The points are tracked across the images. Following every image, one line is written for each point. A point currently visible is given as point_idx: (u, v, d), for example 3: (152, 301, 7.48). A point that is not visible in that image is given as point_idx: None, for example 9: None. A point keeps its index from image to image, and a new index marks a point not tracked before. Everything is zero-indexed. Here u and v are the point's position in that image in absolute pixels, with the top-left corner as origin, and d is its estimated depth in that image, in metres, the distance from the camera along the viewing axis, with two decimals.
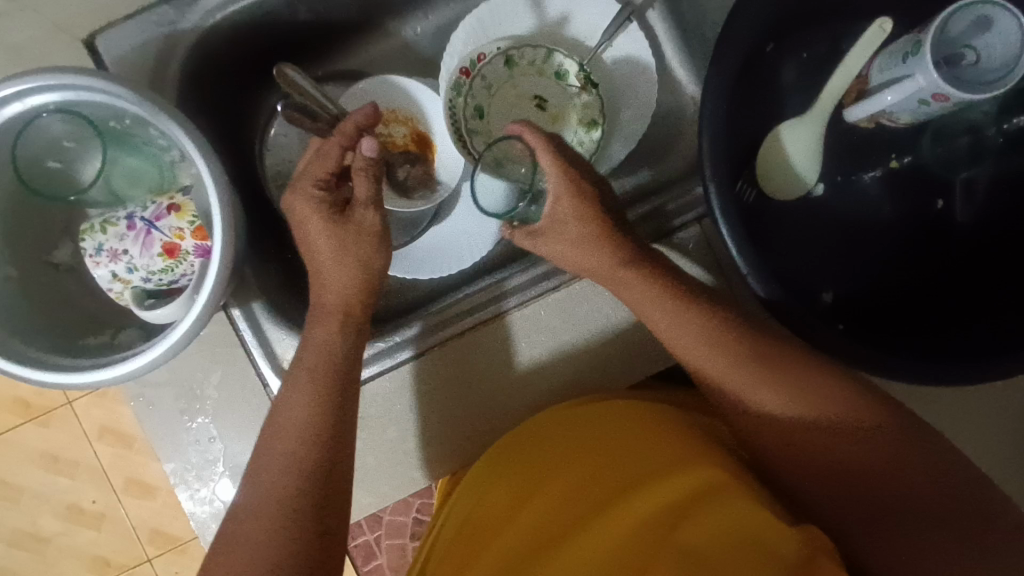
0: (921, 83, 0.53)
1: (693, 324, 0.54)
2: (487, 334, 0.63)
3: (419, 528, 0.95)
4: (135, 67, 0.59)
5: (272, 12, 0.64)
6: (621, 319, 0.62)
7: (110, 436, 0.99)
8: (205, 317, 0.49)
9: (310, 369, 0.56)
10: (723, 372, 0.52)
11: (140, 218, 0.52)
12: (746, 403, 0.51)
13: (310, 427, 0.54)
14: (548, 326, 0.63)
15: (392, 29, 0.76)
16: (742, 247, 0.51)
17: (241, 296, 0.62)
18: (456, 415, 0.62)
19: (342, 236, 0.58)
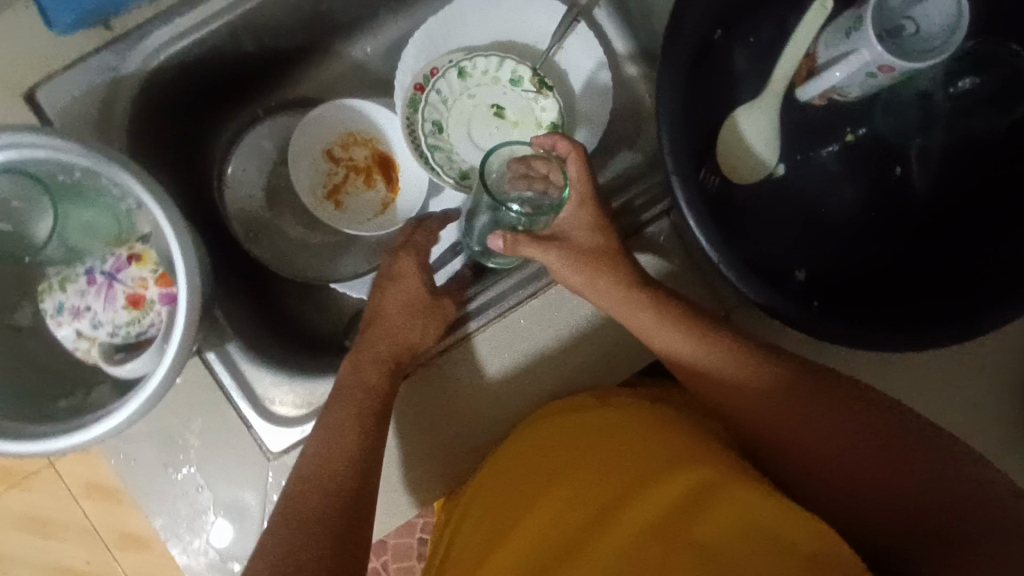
0: (866, 57, 0.54)
1: (683, 325, 0.54)
2: (472, 349, 0.62)
3: (424, 548, 0.94)
4: (80, 117, 0.57)
5: (216, 48, 0.63)
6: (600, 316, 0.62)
7: (100, 493, 0.96)
8: (178, 366, 0.48)
9: (338, 428, 0.55)
10: (711, 368, 0.53)
11: (100, 272, 0.52)
12: (736, 393, 0.52)
13: (332, 477, 0.53)
14: (529, 334, 0.62)
15: (342, 51, 0.75)
16: (712, 238, 0.51)
17: (215, 339, 0.61)
18: (447, 433, 0.62)
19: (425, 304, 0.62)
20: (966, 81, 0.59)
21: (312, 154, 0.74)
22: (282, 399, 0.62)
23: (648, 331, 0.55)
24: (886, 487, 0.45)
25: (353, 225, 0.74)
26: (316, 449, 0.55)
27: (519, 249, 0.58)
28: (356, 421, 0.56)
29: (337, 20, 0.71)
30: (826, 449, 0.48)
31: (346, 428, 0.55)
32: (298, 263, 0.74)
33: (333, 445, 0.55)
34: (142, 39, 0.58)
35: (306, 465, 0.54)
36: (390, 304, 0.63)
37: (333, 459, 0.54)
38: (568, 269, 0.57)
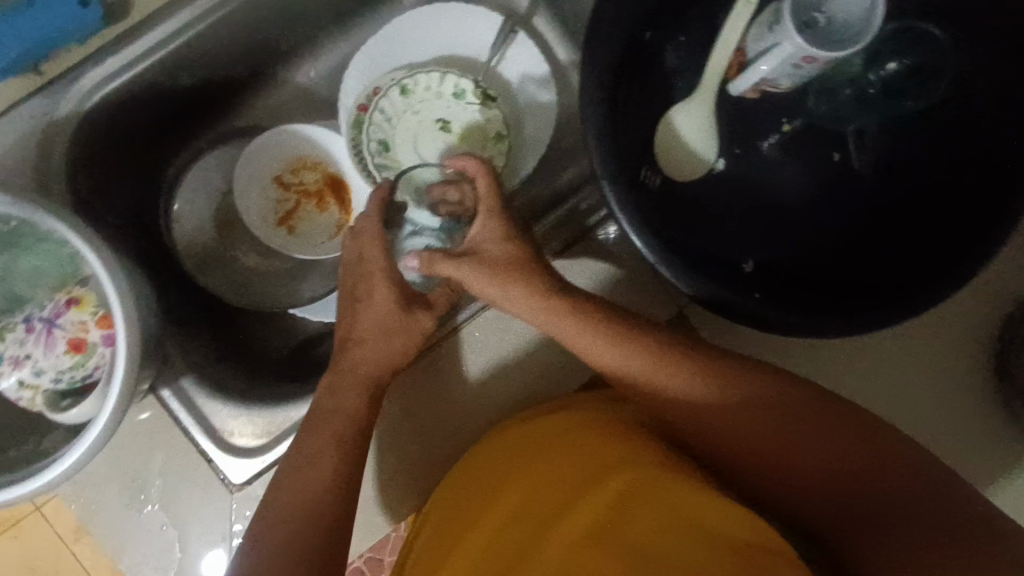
0: (789, 50, 0.55)
1: (630, 346, 0.54)
2: (439, 358, 0.64)
3: None
4: (17, 165, 0.57)
5: (151, 86, 0.63)
6: None
7: (79, 536, 0.95)
8: (122, 408, 0.48)
9: (317, 449, 0.53)
10: (652, 378, 0.53)
11: (39, 318, 0.52)
12: (678, 401, 0.52)
13: (319, 498, 0.51)
14: (495, 340, 0.64)
15: (284, 77, 0.76)
16: (650, 246, 0.52)
17: (168, 376, 0.61)
18: (417, 444, 0.63)
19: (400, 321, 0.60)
20: (890, 65, 0.59)
21: (261, 181, 0.74)
22: (242, 432, 0.62)
23: (594, 353, 0.55)
24: (835, 488, 0.47)
25: (306, 249, 0.74)
26: (293, 473, 0.52)
27: (436, 268, 0.60)
28: (334, 441, 0.54)
29: (274, 48, 0.71)
30: (779, 456, 0.48)
31: (320, 451, 0.53)
32: (253, 292, 0.74)
33: (313, 470, 0.52)
34: (72, 83, 0.58)
35: (284, 488, 0.51)
36: (360, 324, 0.61)
37: (314, 478, 0.52)
38: (506, 290, 0.58)
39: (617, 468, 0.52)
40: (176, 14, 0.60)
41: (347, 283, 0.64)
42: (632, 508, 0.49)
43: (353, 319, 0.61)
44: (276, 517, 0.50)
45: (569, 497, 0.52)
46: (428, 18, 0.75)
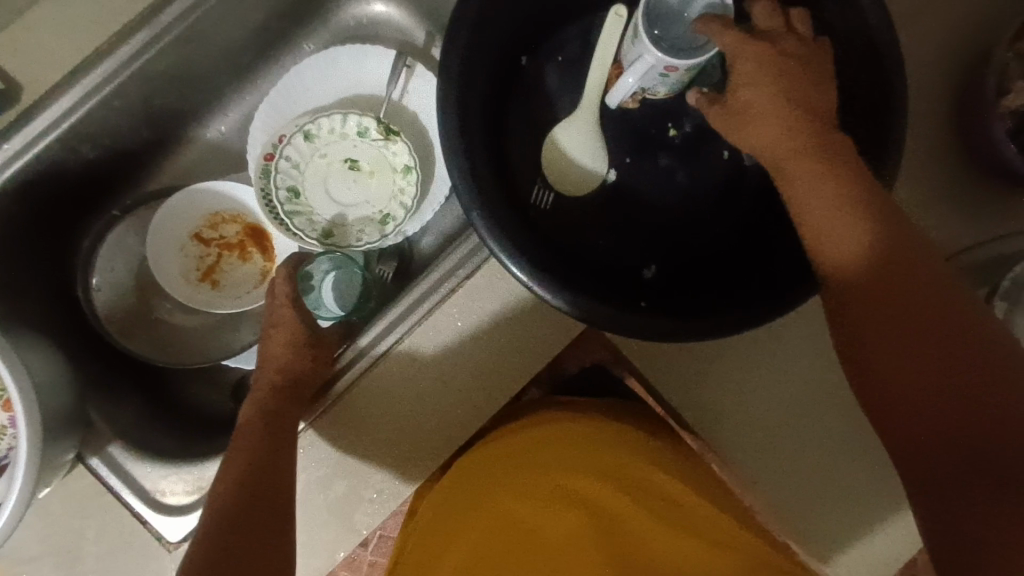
0: (650, 61, 0.55)
1: (827, 182, 0.47)
2: (358, 395, 0.64)
3: None
4: None
5: (52, 167, 0.65)
6: (470, 338, 0.64)
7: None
8: (32, 483, 0.50)
9: (250, 432, 0.56)
10: (855, 234, 0.46)
11: None
12: (851, 270, 0.46)
13: (246, 472, 0.53)
14: (413, 369, 0.64)
15: (194, 135, 0.78)
16: (535, 278, 0.51)
17: (94, 444, 0.64)
18: (352, 481, 0.64)
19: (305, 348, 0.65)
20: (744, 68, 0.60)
21: (180, 240, 0.75)
22: (173, 491, 0.64)
23: (803, 195, 0.48)
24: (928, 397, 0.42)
25: (231, 301, 0.75)
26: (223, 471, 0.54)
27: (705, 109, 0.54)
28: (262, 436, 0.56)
29: (176, 110, 0.73)
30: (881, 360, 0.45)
31: (254, 439, 0.56)
32: (186, 349, 0.75)
33: (239, 466, 0.53)
34: None
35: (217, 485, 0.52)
36: (275, 349, 0.65)
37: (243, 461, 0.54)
38: (770, 126, 0.49)
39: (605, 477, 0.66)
40: (65, 94, 0.61)
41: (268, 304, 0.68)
42: (616, 510, 0.65)
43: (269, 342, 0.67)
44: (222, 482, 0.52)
45: (563, 497, 0.65)
46: (325, 63, 0.77)
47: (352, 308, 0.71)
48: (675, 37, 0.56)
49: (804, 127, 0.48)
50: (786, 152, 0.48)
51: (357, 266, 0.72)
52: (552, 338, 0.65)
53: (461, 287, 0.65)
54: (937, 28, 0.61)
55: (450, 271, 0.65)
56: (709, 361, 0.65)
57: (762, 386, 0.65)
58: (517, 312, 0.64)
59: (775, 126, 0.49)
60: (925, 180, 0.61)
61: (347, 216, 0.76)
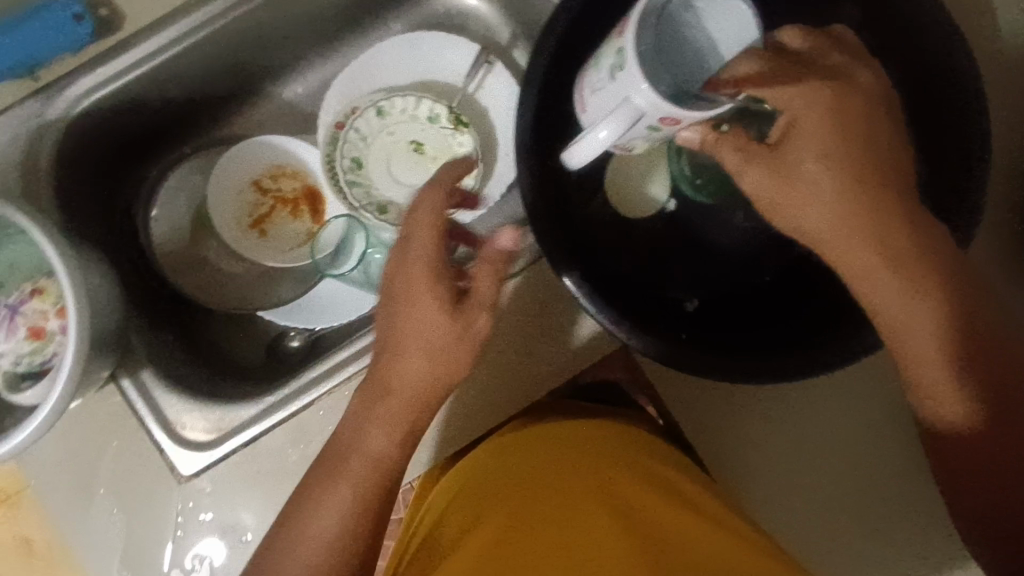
0: (639, 106, 0.48)
1: (874, 237, 0.49)
2: None
3: None
4: (9, 160, 0.63)
5: (136, 96, 0.68)
6: (500, 336, 0.65)
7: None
8: (67, 394, 0.51)
9: (365, 462, 0.58)
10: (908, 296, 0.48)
11: (5, 305, 0.55)
12: (895, 325, 0.50)
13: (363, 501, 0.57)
14: None
15: (271, 92, 0.80)
16: (584, 291, 0.54)
17: (129, 367, 0.65)
18: None
19: (447, 331, 0.59)
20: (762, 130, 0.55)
21: (240, 186, 0.77)
22: (190, 425, 0.65)
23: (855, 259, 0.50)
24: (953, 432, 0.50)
25: (276, 254, 0.78)
26: (313, 520, 0.56)
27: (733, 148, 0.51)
28: (375, 460, 0.58)
29: (261, 65, 0.76)
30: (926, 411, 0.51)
31: (367, 468, 0.58)
32: (226, 291, 0.77)
33: (348, 499, 0.57)
34: (64, 90, 0.64)
35: (305, 534, 0.56)
36: (417, 316, 0.59)
37: (359, 491, 0.57)
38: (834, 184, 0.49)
39: (626, 469, 0.65)
40: (161, 33, 0.65)
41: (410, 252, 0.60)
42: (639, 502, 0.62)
43: (401, 289, 0.60)
44: (340, 504, 0.57)
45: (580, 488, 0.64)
46: (408, 45, 0.79)
47: (365, 283, 0.74)
48: (674, 82, 0.52)
49: (864, 194, 0.49)
50: (846, 214, 0.49)
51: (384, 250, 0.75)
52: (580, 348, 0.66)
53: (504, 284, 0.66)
54: (1015, 117, 0.62)
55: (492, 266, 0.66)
56: (728, 401, 0.65)
57: (778, 433, 0.64)
58: (550, 315, 0.66)
59: (830, 194, 0.49)
60: (986, 267, 0.61)
61: (403, 195, 0.78)
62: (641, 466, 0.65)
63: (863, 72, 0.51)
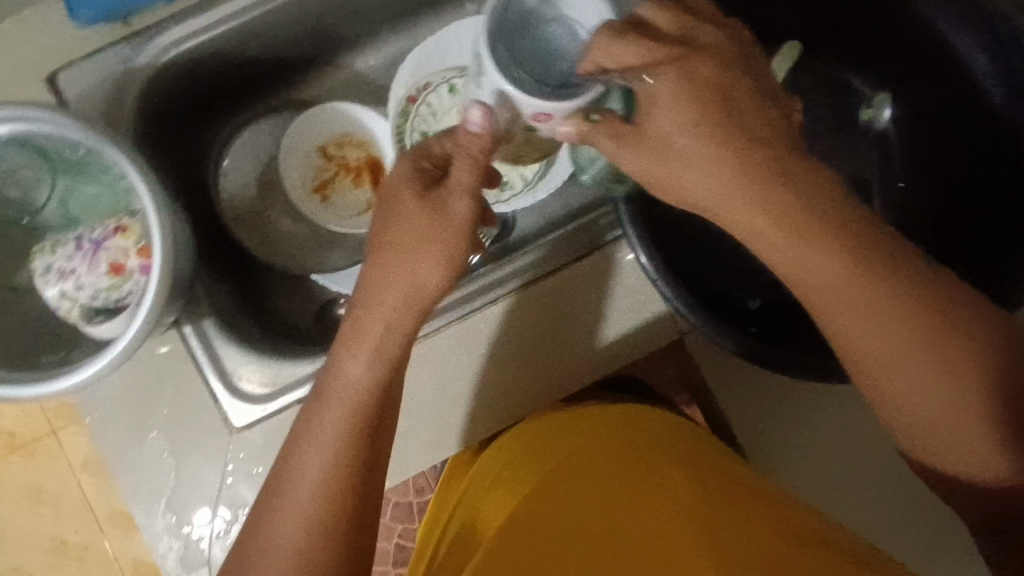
0: (497, 90, 0.48)
1: (827, 254, 0.44)
2: (436, 344, 0.66)
3: (401, 555, 0.98)
4: (94, 100, 0.64)
5: (219, 52, 0.69)
6: (555, 323, 0.67)
7: (86, 468, 1.00)
8: (143, 330, 0.52)
9: (336, 410, 0.51)
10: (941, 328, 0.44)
11: (88, 239, 0.56)
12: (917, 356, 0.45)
13: (342, 457, 0.50)
14: (493, 337, 0.67)
15: (345, 61, 0.80)
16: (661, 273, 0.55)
17: (194, 314, 0.65)
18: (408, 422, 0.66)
19: (429, 238, 0.51)
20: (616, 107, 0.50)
21: (307, 149, 0.78)
22: (246, 376, 0.66)
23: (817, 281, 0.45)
24: (962, 449, 0.45)
25: (336, 220, 0.78)
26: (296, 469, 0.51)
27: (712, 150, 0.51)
28: (353, 412, 0.51)
29: (340, 33, 0.76)
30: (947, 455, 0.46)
31: (343, 421, 0.51)
32: (284, 253, 0.78)
33: (326, 458, 0.50)
34: (154, 37, 0.65)
35: (291, 493, 0.50)
36: (402, 230, 0.51)
37: (335, 449, 0.50)
38: None
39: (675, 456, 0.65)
40: None
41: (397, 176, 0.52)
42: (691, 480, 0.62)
43: (383, 214, 0.52)
44: (320, 463, 0.50)
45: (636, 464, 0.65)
46: None
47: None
48: (531, 75, 0.49)
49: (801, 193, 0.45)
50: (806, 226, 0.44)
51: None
52: (601, 355, 0.68)
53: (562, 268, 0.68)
54: None
55: (538, 262, 0.67)
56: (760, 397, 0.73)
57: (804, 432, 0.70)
58: (609, 308, 0.67)
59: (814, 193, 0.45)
60: None
61: None
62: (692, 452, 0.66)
63: (709, 29, 0.45)
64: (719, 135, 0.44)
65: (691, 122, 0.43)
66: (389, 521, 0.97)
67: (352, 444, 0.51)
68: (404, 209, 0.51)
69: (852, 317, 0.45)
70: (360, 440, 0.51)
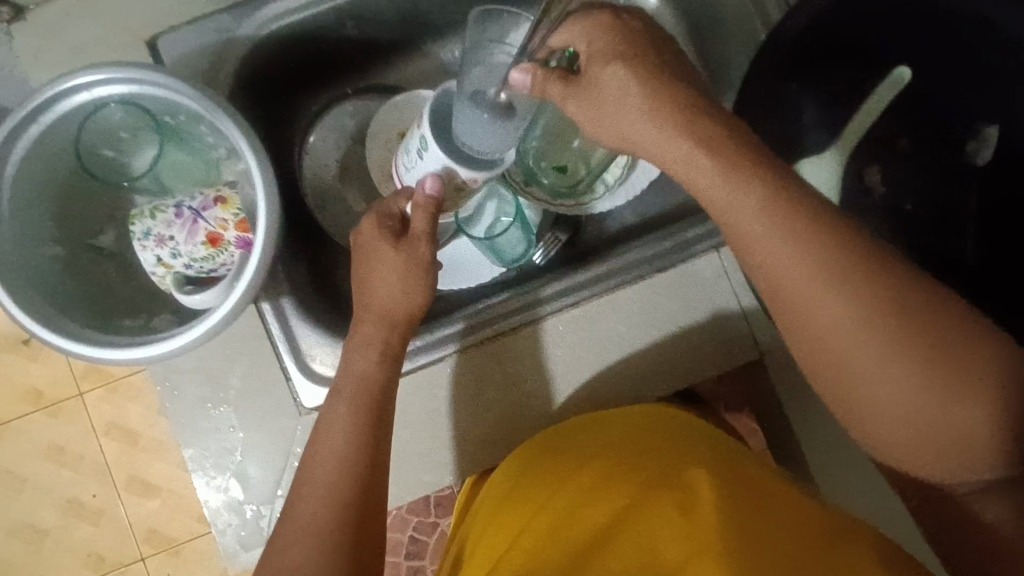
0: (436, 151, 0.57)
1: (800, 254, 0.41)
2: (512, 342, 0.68)
3: (413, 547, 0.97)
4: (193, 68, 0.63)
5: (316, 30, 0.68)
6: (632, 331, 0.68)
7: (108, 431, 0.99)
8: (241, 304, 0.52)
9: (347, 396, 0.56)
10: (835, 312, 0.40)
11: (188, 207, 0.56)
12: (855, 341, 0.40)
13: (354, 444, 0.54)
14: (569, 340, 0.68)
15: (431, 50, 0.78)
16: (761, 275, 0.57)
17: (271, 292, 0.65)
18: (478, 410, 0.67)
19: (403, 272, 0.58)
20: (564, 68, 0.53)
21: (390, 134, 0.75)
22: (316, 354, 0.65)
23: (788, 285, 0.42)
24: (939, 449, 0.40)
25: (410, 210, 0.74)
26: (320, 455, 0.54)
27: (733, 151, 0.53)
28: (353, 410, 0.55)
29: (434, 20, 0.75)
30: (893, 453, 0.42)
31: (348, 418, 0.55)
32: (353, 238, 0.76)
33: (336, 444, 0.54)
34: (260, 8, 0.64)
35: (312, 479, 0.53)
36: (376, 274, 0.58)
37: (340, 452, 0.54)
38: None
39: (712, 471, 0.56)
40: None
41: (364, 233, 0.59)
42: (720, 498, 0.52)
43: (362, 262, 0.59)
44: (331, 448, 0.54)
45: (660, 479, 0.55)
46: None
47: (492, 252, 0.73)
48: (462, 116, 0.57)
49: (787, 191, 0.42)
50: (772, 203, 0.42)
51: (520, 220, 0.74)
52: (669, 368, 0.68)
53: (637, 278, 0.68)
54: None
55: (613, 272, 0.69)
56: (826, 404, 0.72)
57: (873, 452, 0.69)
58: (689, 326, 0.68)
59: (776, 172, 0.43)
60: None
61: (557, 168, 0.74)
62: (737, 474, 0.56)
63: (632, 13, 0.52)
64: (685, 114, 0.45)
65: (623, 58, 0.48)
66: (406, 514, 0.96)
67: (358, 432, 0.55)
68: (371, 234, 0.58)
69: (827, 316, 0.41)
70: (364, 432, 0.55)
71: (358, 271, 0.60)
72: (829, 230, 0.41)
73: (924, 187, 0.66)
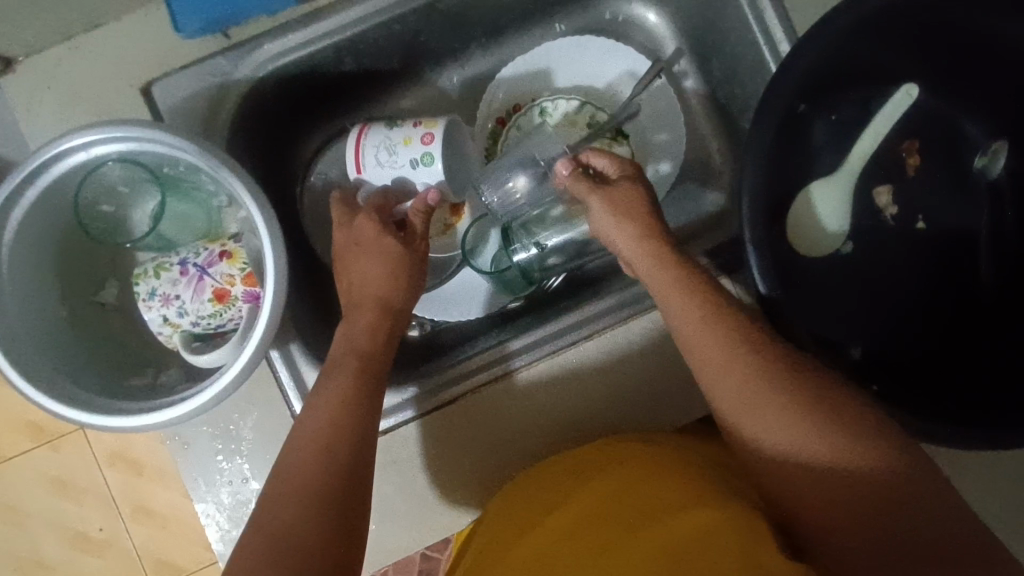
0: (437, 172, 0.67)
1: (718, 345, 0.48)
2: (499, 391, 0.63)
3: (426, 565, 0.97)
4: (190, 114, 0.62)
5: (314, 67, 0.67)
6: (634, 370, 0.63)
7: (111, 462, 0.98)
8: (251, 362, 0.50)
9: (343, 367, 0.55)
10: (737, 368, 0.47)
11: (193, 264, 0.55)
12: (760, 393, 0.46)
13: (341, 418, 0.51)
14: (562, 384, 0.63)
15: (429, 78, 0.77)
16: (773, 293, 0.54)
17: (279, 339, 0.63)
18: (478, 457, 0.63)
19: (398, 260, 0.60)
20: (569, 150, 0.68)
21: None
22: None
23: (709, 374, 0.48)
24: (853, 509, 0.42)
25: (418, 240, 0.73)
26: (307, 424, 0.51)
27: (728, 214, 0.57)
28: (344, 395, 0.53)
29: (432, 49, 0.73)
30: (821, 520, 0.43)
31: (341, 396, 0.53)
32: None
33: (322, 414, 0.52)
34: (257, 49, 0.63)
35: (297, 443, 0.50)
36: (366, 270, 0.59)
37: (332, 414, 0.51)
38: None
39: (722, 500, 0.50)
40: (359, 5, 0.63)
41: (357, 225, 0.60)
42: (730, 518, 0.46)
43: (352, 267, 0.60)
44: (316, 425, 0.51)
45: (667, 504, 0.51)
46: (574, 48, 0.76)
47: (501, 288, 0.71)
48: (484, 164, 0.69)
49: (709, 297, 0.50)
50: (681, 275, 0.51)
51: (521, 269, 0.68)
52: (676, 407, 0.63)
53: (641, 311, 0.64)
54: None
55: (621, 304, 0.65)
56: None
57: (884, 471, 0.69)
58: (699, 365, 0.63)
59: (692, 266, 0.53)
60: None
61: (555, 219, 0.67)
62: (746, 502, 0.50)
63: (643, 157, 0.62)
64: (647, 233, 0.54)
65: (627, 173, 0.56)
66: None
67: (348, 407, 0.52)
68: (373, 232, 0.60)
69: (732, 372, 0.47)
70: (361, 403, 0.53)
71: (348, 274, 0.60)
72: (744, 328, 0.49)
73: (933, 203, 0.66)
